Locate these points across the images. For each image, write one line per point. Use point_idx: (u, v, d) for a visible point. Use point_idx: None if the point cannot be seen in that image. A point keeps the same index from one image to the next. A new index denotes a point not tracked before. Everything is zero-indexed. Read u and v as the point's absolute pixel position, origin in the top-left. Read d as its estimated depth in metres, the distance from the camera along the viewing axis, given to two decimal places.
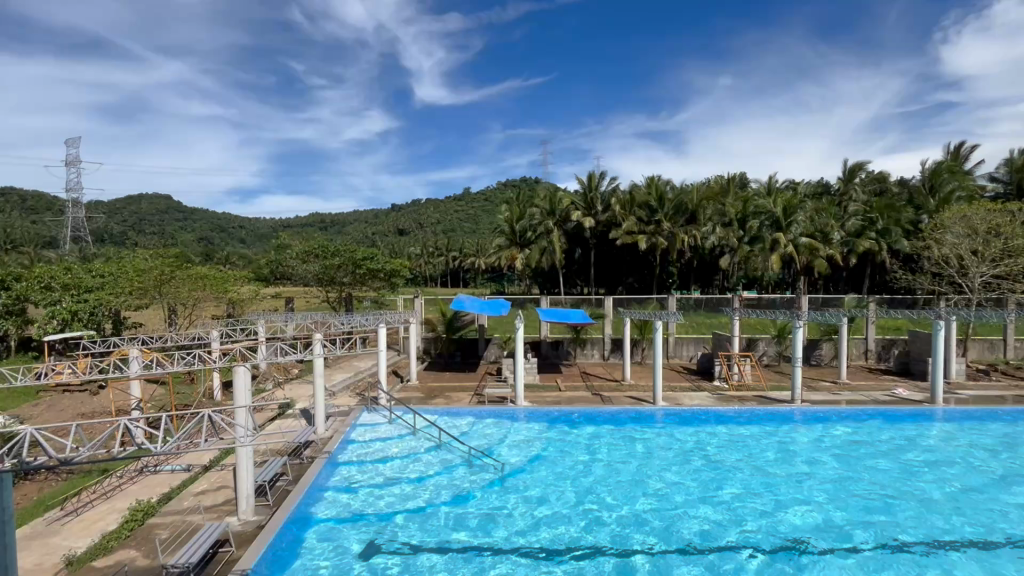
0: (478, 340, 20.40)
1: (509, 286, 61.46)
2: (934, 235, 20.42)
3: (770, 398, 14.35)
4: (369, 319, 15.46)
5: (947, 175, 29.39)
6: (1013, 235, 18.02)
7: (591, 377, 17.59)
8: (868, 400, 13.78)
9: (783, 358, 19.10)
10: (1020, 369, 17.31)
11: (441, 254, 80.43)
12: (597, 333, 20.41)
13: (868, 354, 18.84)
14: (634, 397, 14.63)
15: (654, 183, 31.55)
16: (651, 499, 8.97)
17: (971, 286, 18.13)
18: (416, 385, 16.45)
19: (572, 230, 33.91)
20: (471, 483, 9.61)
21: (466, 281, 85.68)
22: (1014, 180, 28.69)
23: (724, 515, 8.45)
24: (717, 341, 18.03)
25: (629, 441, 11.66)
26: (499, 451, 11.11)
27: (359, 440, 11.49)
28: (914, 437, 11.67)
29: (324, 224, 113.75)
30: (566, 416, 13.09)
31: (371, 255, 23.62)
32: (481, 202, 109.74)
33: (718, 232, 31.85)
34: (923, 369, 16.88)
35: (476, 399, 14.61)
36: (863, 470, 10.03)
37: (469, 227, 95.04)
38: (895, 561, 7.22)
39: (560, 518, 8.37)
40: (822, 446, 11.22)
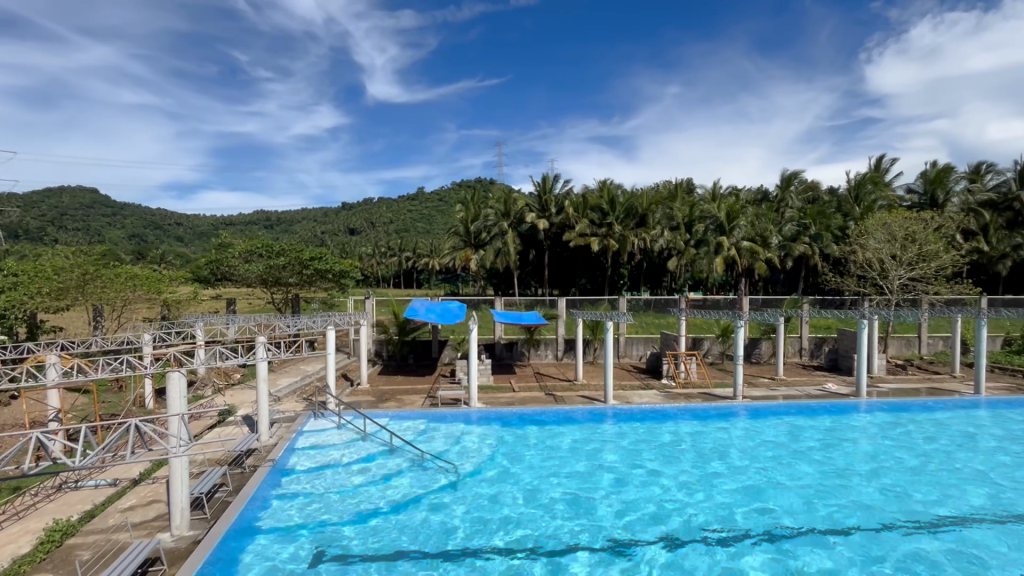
0: (432, 342, 20.18)
1: (463, 287, 61.18)
2: (859, 240, 22.02)
3: (714, 394, 15.02)
4: (317, 320, 14.95)
5: (871, 186, 31.83)
6: (926, 241, 19.70)
7: (545, 377, 17.81)
8: (802, 395, 14.70)
9: (726, 356, 20.03)
10: (932, 364, 18.98)
11: (395, 254, 79.04)
12: (550, 334, 20.63)
13: (802, 352, 20.06)
14: (586, 396, 14.88)
15: (607, 187, 32.26)
16: (603, 496, 9.12)
17: (891, 288, 19.67)
18: (368, 389, 16.05)
19: (526, 231, 34.14)
20: (423, 487, 9.49)
21: (420, 282, 84.60)
22: (928, 191, 31.33)
23: (672, 508, 8.71)
24: (665, 340, 18.64)
25: (581, 440, 11.84)
26: (452, 454, 11.03)
27: (306, 447, 11.09)
28: (842, 429, 12.51)
29: (270, 222, 108.95)
30: (520, 417, 13.15)
31: (319, 255, 22.82)
32: (435, 202, 108.48)
33: (667, 236, 32.91)
34: (849, 364, 18.21)
35: (429, 402, 14.42)
36: (799, 461, 10.62)
37: (423, 227, 93.91)
38: (829, 544, 7.64)
39: (515, 518, 8.37)
40: (760, 439, 11.84)
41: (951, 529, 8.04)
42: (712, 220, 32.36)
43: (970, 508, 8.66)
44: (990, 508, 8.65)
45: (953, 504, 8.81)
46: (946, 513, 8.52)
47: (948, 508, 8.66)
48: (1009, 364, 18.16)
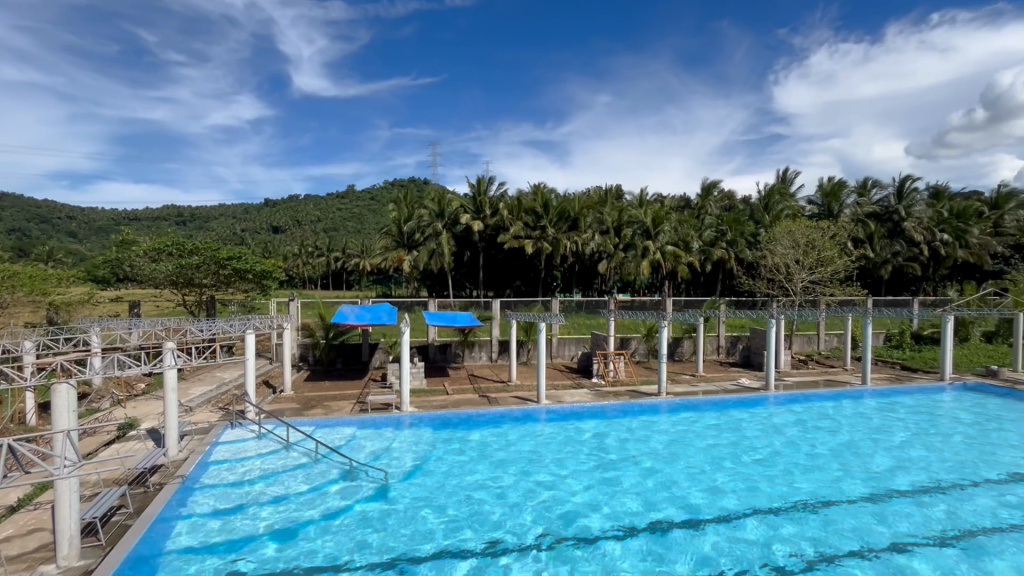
0: (362, 345, 19.51)
1: (396, 288, 60.15)
2: (768, 246, 24.01)
3: (640, 391, 15.72)
4: (234, 323, 13.58)
5: (778, 197, 34.91)
6: (824, 248, 21.81)
7: (479, 378, 17.81)
8: (718, 389, 15.72)
9: (651, 355, 21.08)
10: (828, 358, 21.07)
11: (323, 254, 75.86)
12: (484, 335, 20.64)
13: (720, 350, 21.48)
14: (519, 397, 15.04)
15: (541, 190, 32.67)
16: (535, 495, 9.23)
17: (795, 289, 21.60)
18: (292, 396, 15.19)
19: (460, 233, 34.02)
20: (352, 497, 9.18)
21: (351, 283, 81.79)
22: (825, 202, 34.90)
23: (601, 502, 8.95)
24: (595, 340, 19.27)
25: (514, 442, 11.91)
26: (382, 460, 10.74)
27: (222, 460, 10.33)
28: (754, 420, 13.51)
29: (183, 218, 100.61)
30: (452, 421, 13.00)
31: (237, 254, 21.27)
32: (366, 200, 105.12)
33: (598, 240, 33.46)
34: (759, 361, 19.79)
35: (358, 407, 13.93)
36: (714, 451, 11.32)
37: (354, 226, 90.80)
38: (743, 527, 8.14)
39: (446, 524, 8.24)
40: (680, 433, 12.53)
41: (845, 504, 8.84)
42: (639, 225, 33.92)
43: (864, 485, 9.56)
44: (881, 484, 9.60)
45: (847, 481, 9.74)
46: (845, 490, 9.35)
47: (847, 486, 9.54)
48: (890, 357, 20.55)
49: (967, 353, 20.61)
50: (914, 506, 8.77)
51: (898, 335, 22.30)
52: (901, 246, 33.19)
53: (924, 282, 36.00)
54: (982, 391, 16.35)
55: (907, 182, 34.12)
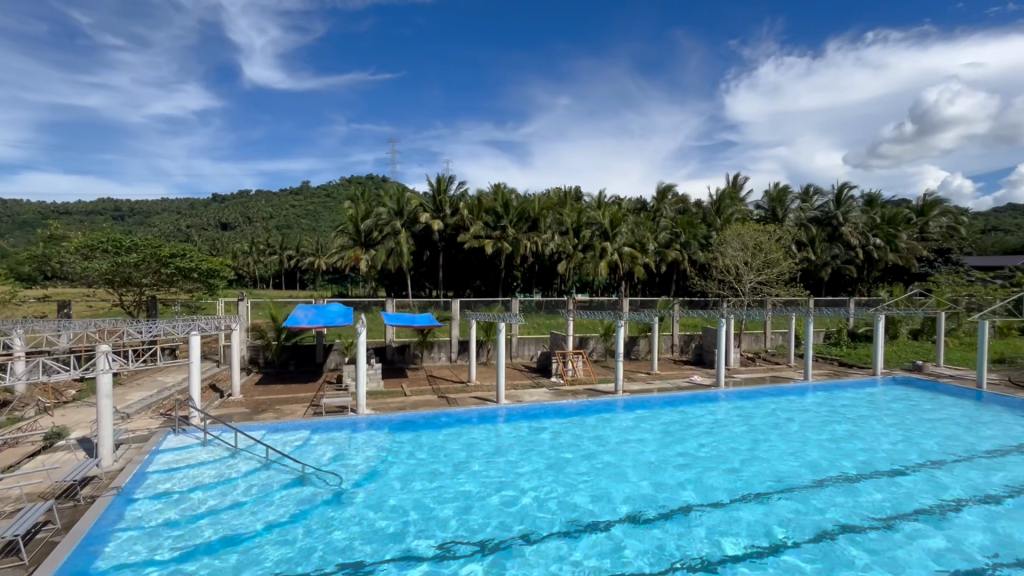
0: (316, 347, 18.93)
1: (353, 289, 58.86)
2: (719, 248, 24.98)
3: (598, 390, 16.00)
4: (177, 323, 12.79)
5: (728, 201, 36.43)
6: (771, 251, 22.89)
7: (438, 379, 17.66)
8: (672, 387, 16.23)
9: (609, 354, 21.54)
10: (774, 356, 22.17)
11: (275, 252, 73.14)
12: (444, 335, 20.47)
13: (674, 348, 22.17)
14: (478, 397, 15.01)
15: (501, 190, 32.65)
16: (494, 495, 9.25)
17: (744, 290, 22.58)
18: (241, 400, 14.54)
19: (420, 232, 33.63)
20: (306, 502, 8.95)
21: (305, 283, 79.26)
22: (771, 207, 36.72)
23: (559, 500, 9.08)
24: (555, 340, 19.47)
25: (473, 442, 11.89)
26: (338, 464, 10.48)
27: (163, 468, 9.80)
28: (705, 416, 14.00)
29: (121, 213, 94.33)
30: (411, 422, 12.83)
31: (181, 251, 20.16)
32: (322, 197, 102.04)
33: (557, 241, 33.66)
34: (711, 358, 20.59)
35: (312, 411, 13.51)
36: (667, 447, 11.67)
37: (308, 224, 87.97)
38: (694, 519, 8.46)
39: (404, 527, 8.16)
40: (636, 430, 12.84)
41: (789, 495, 9.32)
42: (598, 226, 34.54)
43: (806, 476, 10.10)
44: (821, 474, 10.17)
45: (790, 472, 10.26)
46: (789, 482, 9.84)
47: (792, 477, 10.03)
48: (829, 354, 21.83)
49: (896, 350, 22.17)
50: (850, 495, 9.33)
51: (836, 333, 23.72)
52: (840, 250, 35.31)
53: (859, 283, 38.46)
54: (909, 384, 17.64)
55: (845, 190, 36.37)
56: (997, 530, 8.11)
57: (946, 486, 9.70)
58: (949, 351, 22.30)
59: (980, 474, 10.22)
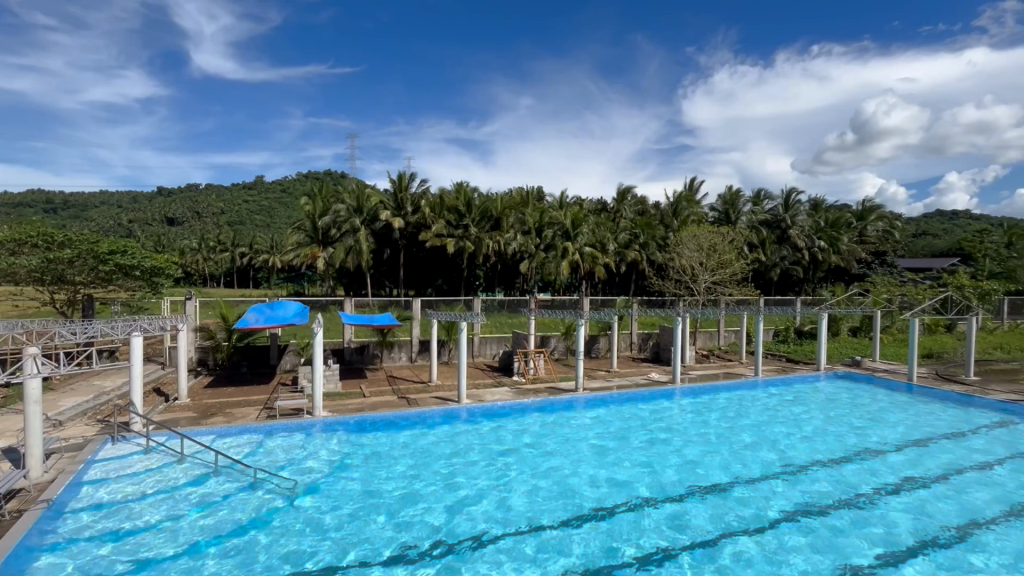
0: (270, 347, 18.27)
1: (310, 288, 57.23)
2: (676, 249, 25.70)
3: (559, 388, 16.16)
4: (116, 324, 12.00)
5: (684, 204, 37.61)
6: (724, 252, 23.74)
7: (398, 380, 17.36)
8: (631, 384, 16.61)
9: (570, 352, 21.80)
10: (726, 353, 23.05)
11: (227, 249, 70.08)
12: (405, 335, 20.15)
13: (633, 346, 22.70)
14: (439, 397, 14.88)
15: (463, 189, 32.42)
16: (455, 495, 9.22)
17: (699, 290, 23.32)
18: (188, 404, 13.83)
19: (380, 229, 33.03)
20: (259, 509, 8.66)
21: (260, 281, 76.33)
22: (725, 210, 38.12)
23: (519, 498, 9.12)
24: (516, 339, 19.52)
25: (433, 443, 11.78)
26: (293, 468, 10.17)
27: (101, 478, 9.24)
28: (663, 413, 14.37)
29: (53, 205, 87.82)
30: (370, 423, 12.57)
31: (122, 248, 19.01)
32: (278, 191, 98.61)
33: (520, 240, 33.78)
34: (668, 356, 21.19)
35: (265, 414, 13.01)
36: (625, 443, 11.92)
37: (263, 220, 84.71)
38: (652, 512, 8.67)
39: (364, 531, 8.01)
40: (595, 427, 13.04)
41: (741, 485, 9.69)
42: (559, 226, 34.81)
43: (756, 467, 10.53)
44: (769, 465, 10.63)
45: (741, 464, 10.67)
46: (740, 472, 10.24)
47: (744, 469, 10.43)
48: (777, 351, 22.89)
49: (838, 347, 23.46)
50: (797, 483, 9.78)
51: (784, 331, 24.89)
52: (788, 251, 37.08)
53: (805, 283, 40.48)
54: (849, 378, 18.71)
55: (792, 195, 38.21)
56: (926, 511, 8.69)
57: (882, 472, 10.32)
58: (885, 347, 23.82)
59: (913, 461, 10.93)
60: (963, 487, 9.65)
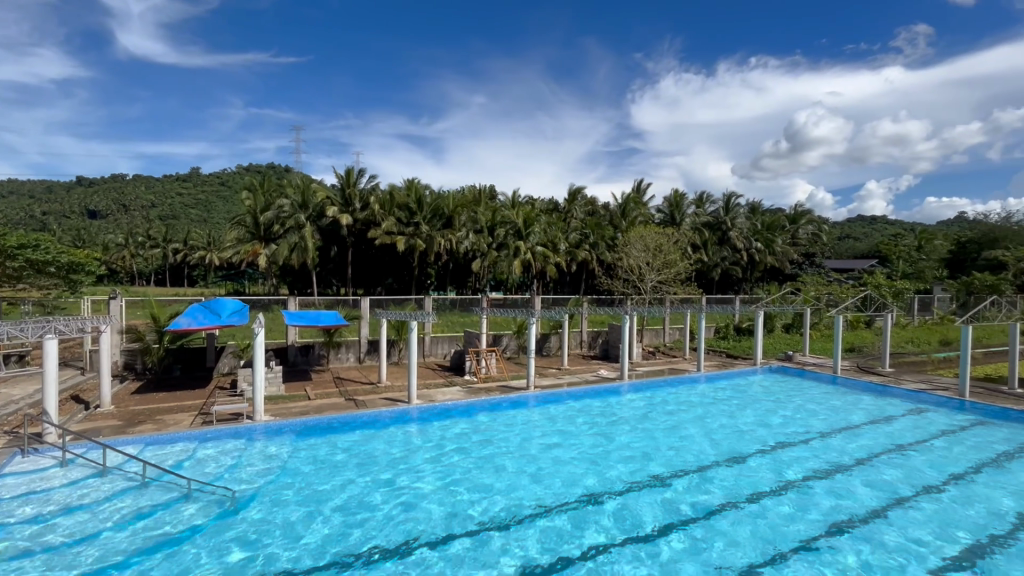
0: (206, 349, 17.29)
1: (251, 287, 54.51)
2: (625, 249, 26.44)
3: (510, 386, 16.24)
4: (27, 326, 10.80)
5: (633, 205, 38.78)
6: (670, 252, 24.67)
7: (345, 381, 16.83)
8: (580, 381, 16.95)
9: (521, 351, 21.95)
10: (671, 349, 23.97)
11: (158, 244, 65.62)
12: (352, 335, 19.61)
13: (583, 344, 23.22)
14: (389, 398, 14.56)
15: (414, 186, 31.89)
16: (403, 498, 9.08)
17: (646, 289, 24.11)
18: (112, 411, 12.83)
19: (327, 226, 31.96)
20: (193, 519, 8.21)
21: (196, 279, 72.00)
22: (670, 211, 39.61)
23: (470, 498, 9.11)
24: (468, 338, 19.41)
25: (382, 445, 11.53)
26: (230, 477, 9.68)
27: (10, 496, 8.44)
28: (610, 409, 14.73)
29: None
30: (315, 427, 12.13)
31: (34, 242, 17.40)
32: (216, 183, 93.36)
33: (472, 239, 33.64)
34: (616, 353, 21.79)
35: (201, 420, 12.28)
36: (575, 440, 12.15)
37: (199, 214, 79.91)
38: (599, 506, 8.90)
39: (308, 538, 7.75)
40: (546, 425, 13.20)
41: (683, 477, 10.11)
42: (512, 225, 34.89)
43: (697, 459, 11.02)
44: (709, 456, 11.15)
45: (683, 457, 11.12)
46: (683, 465, 10.66)
47: (687, 461, 10.87)
48: (718, 347, 24.04)
49: (772, 342, 24.95)
50: (734, 472, 10.32)
51: (724, 328, 26.16)
52: (728, 252, 39.03)
53: (744, 283, 42.74)
54: (782, 372, 19.92)
55: (732, 199, 40.23)
56: (848, 496, 9.35)
57: (811, 459, 11.06)
58: (813, 341, 25.57)
59: (837, 448, 11.78)
60: (880, 470, 10.49)
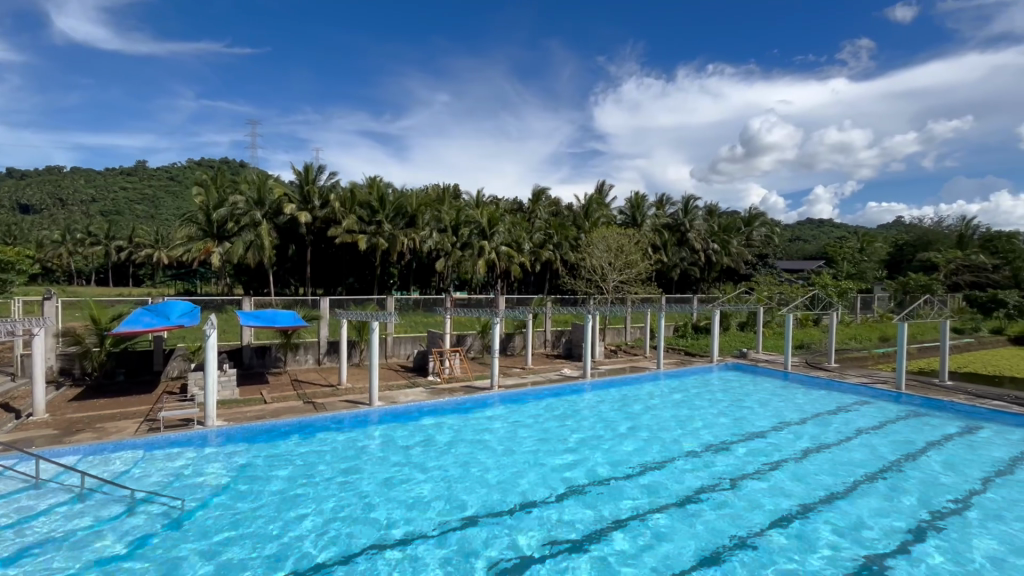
0: (153, 352, 16.41)
1: (203, 287, 52.23)
2: (588, 250, 26.82)
3: (474, 386, 16.19)
4: None
5: (595, 207, 39.41)
6: (631, 253, 25.20)
7: (304, 383, 16.33)
8: (544, 380, 17.08)
9: (485, 351, 21.91)
10: (633, 348, 24.49)
11: (100, 242, 61.86)
12: (311, 336, 19.05)
13: (546, 343, 23.42)
14: (350, 400, 14.23)
15: (376, 184, 31.33)
16: (363, 503, 8.93)
17: (608, 288, 24.51)
18: (46, 420, 11.97)
19: (284, 224, 30.96)
20: (139, 531, 7.82)
21: (143, 279, 68.36)
22: (632, 213, 40.46)
23: (432, 501, 9.06)
24: (432, 338, 19.19)
25: (343, 450, 11.29)
26: (180, 485, 9.27)
27: None
28: (573, 408, 14.92)
29: None
30: (272, 431, 11.75)
31: None
32: (165, 177, 88.83)
33: (436, 238, 33.33)
34: (579, 352, 22.10)
35: (147, 427, 11.63)
36: (539, 439, 12.23)
37: (145, 210, 75.84)
38: (561, 503, 9.02)
39: (264, 547, 7.51)
40: (509, 425, 13.24)
41: (643, 473, 10.36)
42: (476, 225, 34.76)
43: (656, 455, 11.31)
44: (668, 452, 11.46)
45: (644, 454, 11.39)
46: (643, 461, 10.93)
47: (647, 458, 11.14)
48: (677, 345, 24.74)
49: (728, 340, 25.87)
50: (691, 467, 10.66)
51: (683, 326, 26.96)
52: (686, 253, 40.22)
53: (701, 283, 44.10)
54: (737, 368, 20.71)
55: (690, 201, 41.48)
56: (797, 487, 9.80)
57: (762, 453, 11.56)
58: (765, 339, 26.69)
59: (787, 441, 12.35)
60: (826, 461, 11.06)
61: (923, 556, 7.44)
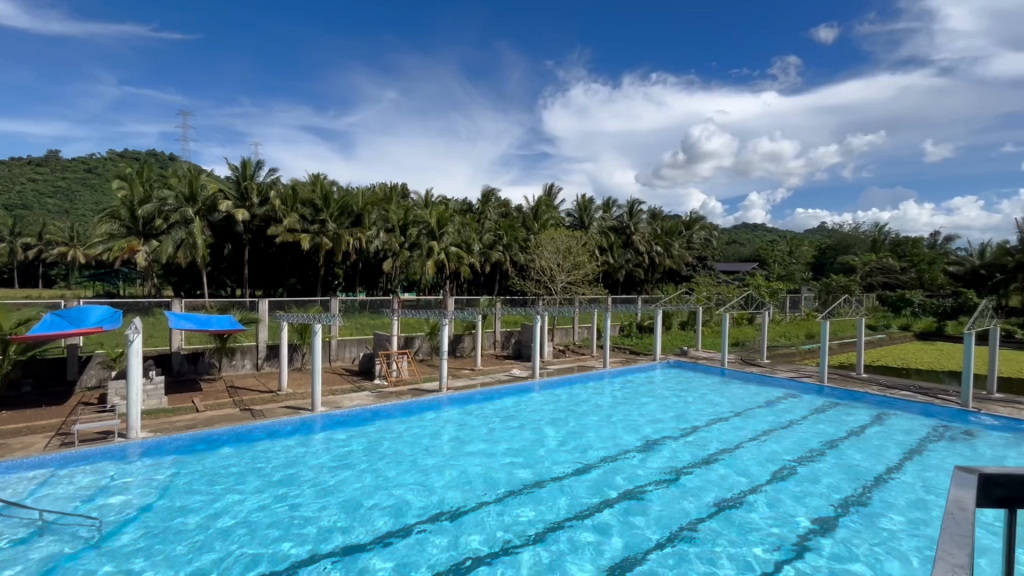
0: (67, 360, 15.04)
1: (126, 289, 48.47)
2: (537, 251, 27.13)
3: (422, 389, 15.97)
4: None
5: (544, 208, 39.95)
6: (579, 254, 25.71)
7: (240, 390, 15.49)
8: (493, 380, 17.12)
9: (434, 352, 21.67)
10: (580, 347, 24.97)
11: (3, 238, 56.00)
12: (249, 340, 18.11)
13: (496, 344, 23.49)
14: (290, 406, 13.65)
15: (320, 181, 30.34)
16: (305, 512, 8.67)
17: (556, 289, 24.86)
18: None
19: (219, 222, 29.26)
20: (53, 554, 7.22)
21: (56, 279, 62.56)
22: (579, 215, 41.37)
23: (378, 507, 8.93)
24: (378, 341, 18.74)
25: (283, 458, 10.87)
26: (101, 503, 8.61)
27: None
28: (521, 408, 15.07)
29: None
30: (206, 441, 11.10)
31: None
32: (83, 168, 81.79)
33: (383, 238, 32.71)
34: (528, 352, 22.33)
35: (59, 441, 10.63)
36: (486, 441, 12.27)
37: (59, 203, 69.52)
38: (508, 504, 9.14)
39: (196, 563, 7.16)
40: (458, 427, 13.20)
41: (588, 470, 10.68)
42: (424, 225, 34.28)
43: (601, 452, 11.67)
44: (613, 450, 11.84)
45: (590, 452, 11.71)
46: (589, 459, 11.24)
47: (593, 456, 11.47)
48: (622, 344, 25.50)
49: (670, 338, 26.94)
50: (633, 463, 11.09)
51: (628, 325, 27.87)
52: (632, 254, 41.55)
53: (645, 284, 45.54)
54: (677, 365, 21.62)
55: (635, 205, 42.94)
56: (730, 477, 10.44)
57: (700, 446, 12.17)
58: (705, 337, 28.01)
59: (722, 434, 13.06)
60: (756, 453, 11.83)
61: (838, 538, 8.17)
